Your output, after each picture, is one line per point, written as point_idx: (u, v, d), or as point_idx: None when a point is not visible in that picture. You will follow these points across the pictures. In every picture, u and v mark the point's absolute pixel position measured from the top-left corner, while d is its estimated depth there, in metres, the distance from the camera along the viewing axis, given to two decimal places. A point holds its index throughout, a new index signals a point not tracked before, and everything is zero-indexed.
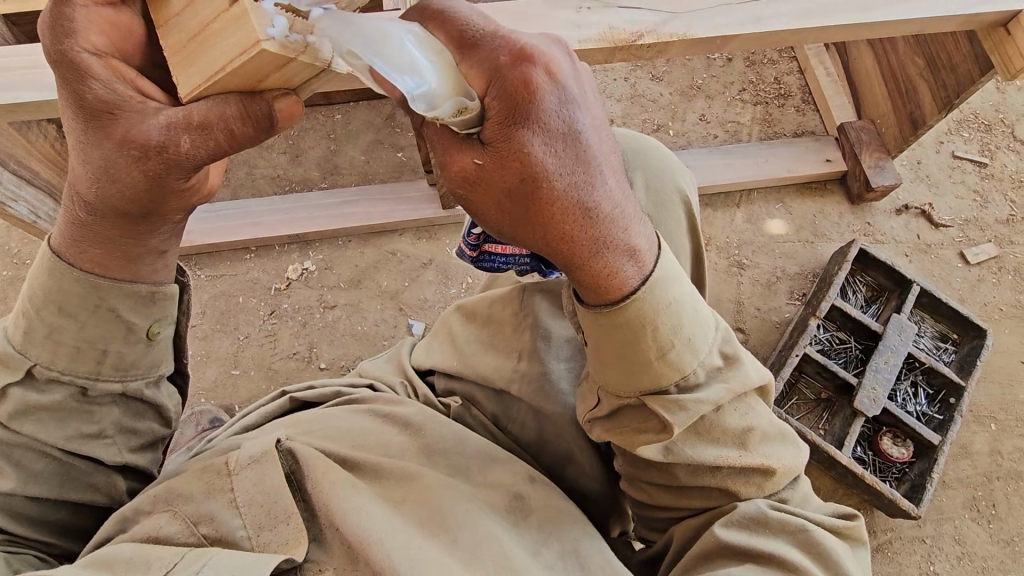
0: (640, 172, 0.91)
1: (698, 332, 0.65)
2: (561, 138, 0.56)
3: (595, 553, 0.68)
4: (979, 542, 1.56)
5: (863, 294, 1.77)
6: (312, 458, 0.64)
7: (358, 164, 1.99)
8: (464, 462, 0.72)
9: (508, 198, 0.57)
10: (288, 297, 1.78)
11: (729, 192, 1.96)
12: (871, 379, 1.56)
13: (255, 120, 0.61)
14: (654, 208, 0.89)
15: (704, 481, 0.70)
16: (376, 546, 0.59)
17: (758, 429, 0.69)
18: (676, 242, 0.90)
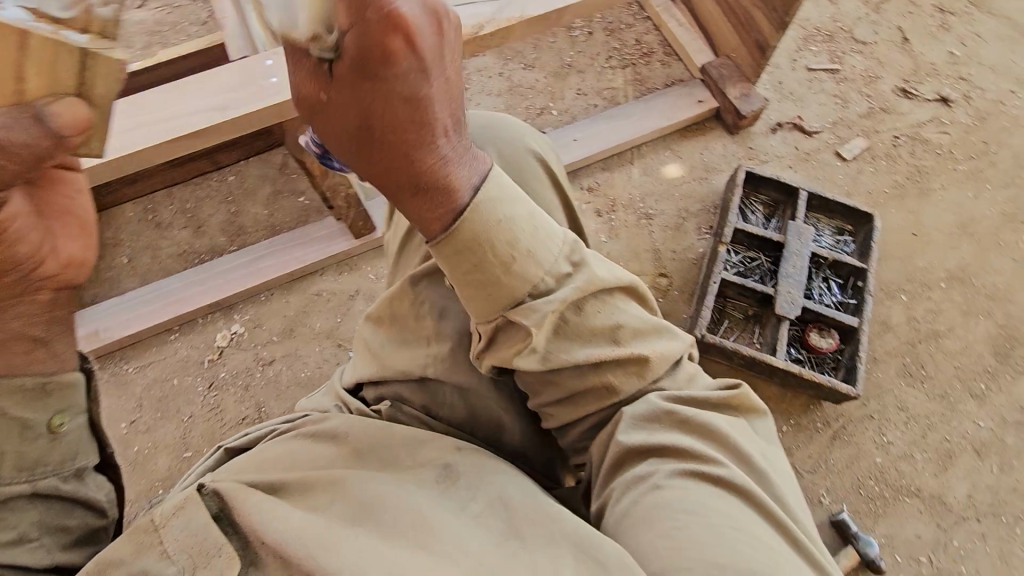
0: (495, 145, 0.96)
1: (539, 245, 0.71)
2: (403, 99, 0.63)
3: (525, 495, 0.72)
4: (918, 402, 1.69)
5: (761, 212, 1.90)
6: (234, 488, 0.66)
7: (262, 219, 1.98)
8: (390, 451, 0.75)
9: (348, 125, 0.64)
10: (223, 365, 1.75)
11: (621, 153, 2.06)
12: (786, 285, 1.67)
13: (31, 124, 0.60)
14: (513, 173, 0.95)
15: (589, 380, 0.78)
16: (297, 547, 0.61)
17: (626, 325, 0.77)
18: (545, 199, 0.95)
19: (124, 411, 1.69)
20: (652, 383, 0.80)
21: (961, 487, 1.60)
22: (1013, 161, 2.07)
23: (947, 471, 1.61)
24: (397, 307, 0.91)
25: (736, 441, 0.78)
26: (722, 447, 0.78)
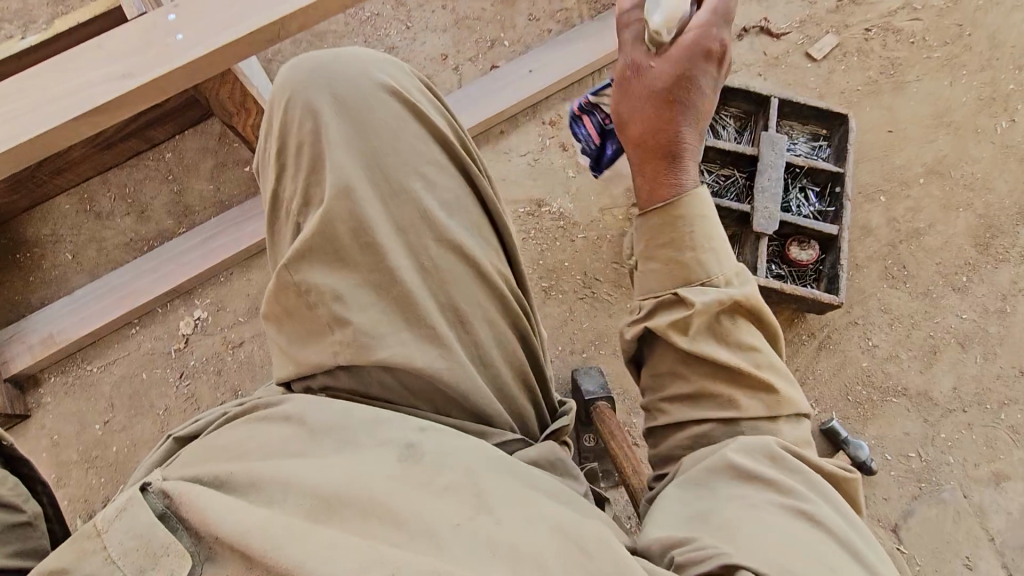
0: (326, 83, 0.83)
1: (726, 254, 0.83)
2: (688, 93, 0.82)
3: (490, 470, 0.70)
4: (902, 303, 1.68)
5: (733, 126, 1.80)
6: (182, 486, 0.61)
7: (209, 195, 1.85)
8: (348, 436, 0.71)
9: (637, 93, 0.84)
10: (192, 353, 1.68)
11: (581, 79, 1.92)
12: (762, 200, 1.60)
13: None
14: (360, 111, 0.83)
15: (717, 381, 0.82)
16: (252, 539, 0.57)
17: (766, 355, 0.83)
18: (405, 134, 0.85)
19: (95, 413, 1.63)
20: (778, 428, 0.81)
21: (946, 381, 1.61)
22: (990, 41, 1.97)
23: (932, 367, 1.62)
24: (284, 303, 0.79)
25: (840, 507, 0.74)
26: (822, 496, 0.74)
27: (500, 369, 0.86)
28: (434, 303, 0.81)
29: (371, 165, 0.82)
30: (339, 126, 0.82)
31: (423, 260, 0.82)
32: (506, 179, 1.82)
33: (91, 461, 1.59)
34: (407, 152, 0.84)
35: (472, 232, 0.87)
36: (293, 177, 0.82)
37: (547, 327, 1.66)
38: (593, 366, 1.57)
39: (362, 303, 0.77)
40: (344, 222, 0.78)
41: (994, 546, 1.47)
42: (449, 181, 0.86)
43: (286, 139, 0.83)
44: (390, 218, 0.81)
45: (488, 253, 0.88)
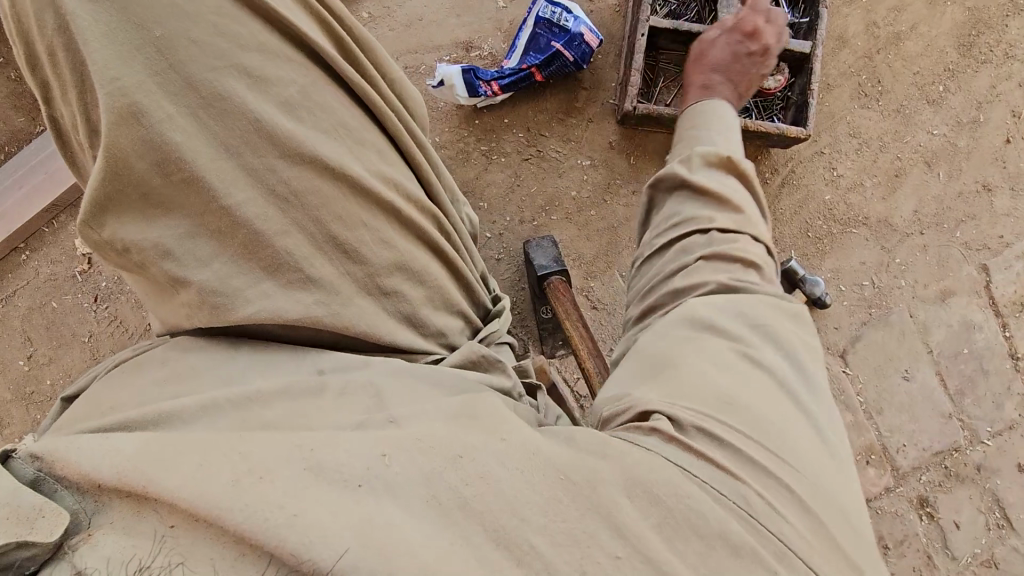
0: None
1: (732, 134, 0.93)
2: (732, 83, 1.06)
3: (385, 381, 0.69)
4: (873, 125, 1.54)
5: None
6: (54, 444, 0.52)
7: None
8: (235, 375, 0.67)
9: (716, 73, 1.07)
10: (100, 273, 1.49)
11: None
12: (727, 19, 1.35)
13: None
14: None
15: (699, 212, 0.84)
16: (138, 475, 0.48)
17: (746, 201, 0.86)
18: (200, 10, 0.62)
19: (14, 349, 1.49)
20: (739, 263, 0.79)
21: (908, 205, 1.55)
22: None
23: (896, 192, 1.55)
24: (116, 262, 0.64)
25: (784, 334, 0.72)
26: (770, 328, 0.72)
27: (406, 292, 0.78)
28: (300, 235, 0.68)
29: (165, 65, 0.60)
30: (101, 16, 0.58)
31: (272, 184, 0.66)
32: (422, 19, 1.49)
33: (29, 397, 1.48)
34: (220, 42, 0.63)
35: (328, 132, 0.72)
36: (64, 97, 0.60)
37: (491, 198, 1.50)
38: (545, 237, 1.44)
39: (202, 257, 0.64)
40: (142, 160, 0.60)
41: (931, 357, 1.56)
42: (282, 68, 0.68)
43: (34, 48, 0.59)
44: (212, 136, 0.63)
45: (357, 155, 0.75)
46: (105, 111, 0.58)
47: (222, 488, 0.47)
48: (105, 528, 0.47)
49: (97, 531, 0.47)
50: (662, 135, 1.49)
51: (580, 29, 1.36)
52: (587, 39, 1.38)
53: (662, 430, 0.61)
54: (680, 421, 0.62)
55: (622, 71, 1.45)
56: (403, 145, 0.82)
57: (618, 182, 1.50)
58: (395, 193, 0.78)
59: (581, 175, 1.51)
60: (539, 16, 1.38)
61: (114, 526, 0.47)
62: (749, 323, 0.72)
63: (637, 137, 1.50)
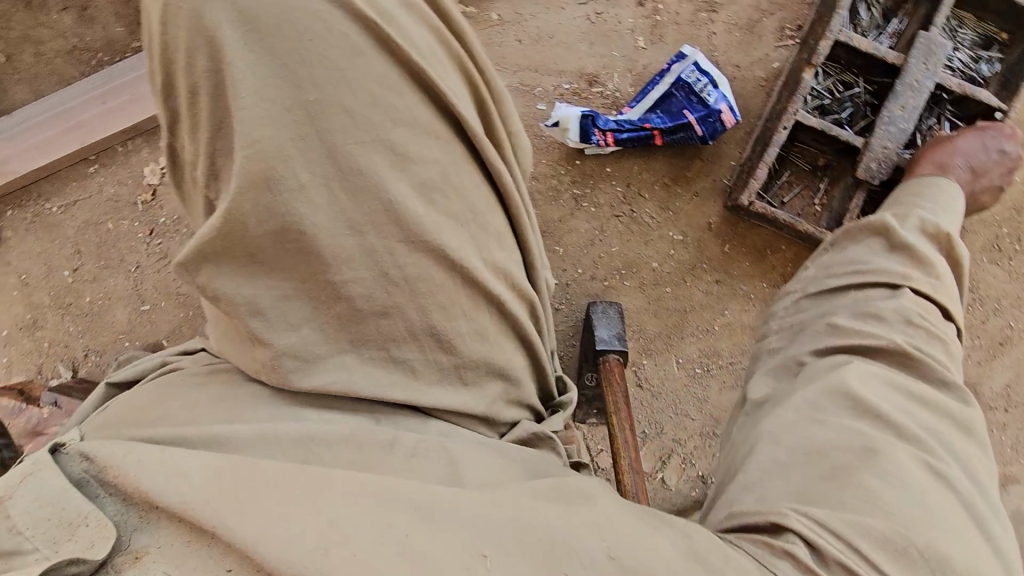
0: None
1: (941, 217, 0.92)
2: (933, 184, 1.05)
3: (464, 446, 0.60)
4: (995, 283, 1.41)
5: (879, 8, 1.30)
6: (104, 450, 0.52)
7: None
8: (291, 409, 0.58)
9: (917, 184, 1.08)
10: (161, 208, 1.46)
11: None
12: (882, 136, 1.21)
13: None
14: (277, 47, 0.48)
15: (888, 266, 0.82)
16: (201, 510, 0.45)
17: (943, 273, 0.82)
18: (362, 76, 0.51)
19: (62, 258, 1.48)
20: (923, 325, 0.75)
21: (1003, 378, 1.41)
22: None
23: (994, 360, 1.41)
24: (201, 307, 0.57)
25: (942, 455, 0.63)
26: (926, 441, 0.63)
27: (488, 388, 0.66)
28: (399, 319, 0.57)
29: (310, 129, 0.49)
30: (254, 65, 0.47)
31: (387, 267, 0.54)
32: (552, 37, 1.39)
33: (65, 308, 1.48)
34: (371, 114, 0.52)
35: (457, 217, 0.59)
36: (191, 136, 0.51)
37: (568, 244, 1.40)
38: (611, 302, 1.36)
39: (294, 319, 0.54)
40: (261, 223, 0.50)
41: None
42: (428, 145, 0.56)
43: (172, 66, 0.49)
44: (337, 214, 0.52)
45: (479, 245, 0.61)
46: (237, 173, 0.48)
47: (307, 554, 0.43)
48: (153, 550, 0.50)
49: (144, 555, 0.49)
50: (766, 231, 1.39)
51: (719, 106, 1.27)
52: (723, 118, 1.27)
53: (799, 556, 0.54)
54: (822, 550, 0.54)
55: (749, 153, 1.33)
56: (521, 235, 0.69)
57: (703, 267, 1.40)
58: (502, 283, 0.64)
59: (668, 248, 1.40)
60: (681, 78, 1.29)
61: (156, 554, 0.49)
62: (901, 431, 0.63)
63: (738, 226, 1.39)
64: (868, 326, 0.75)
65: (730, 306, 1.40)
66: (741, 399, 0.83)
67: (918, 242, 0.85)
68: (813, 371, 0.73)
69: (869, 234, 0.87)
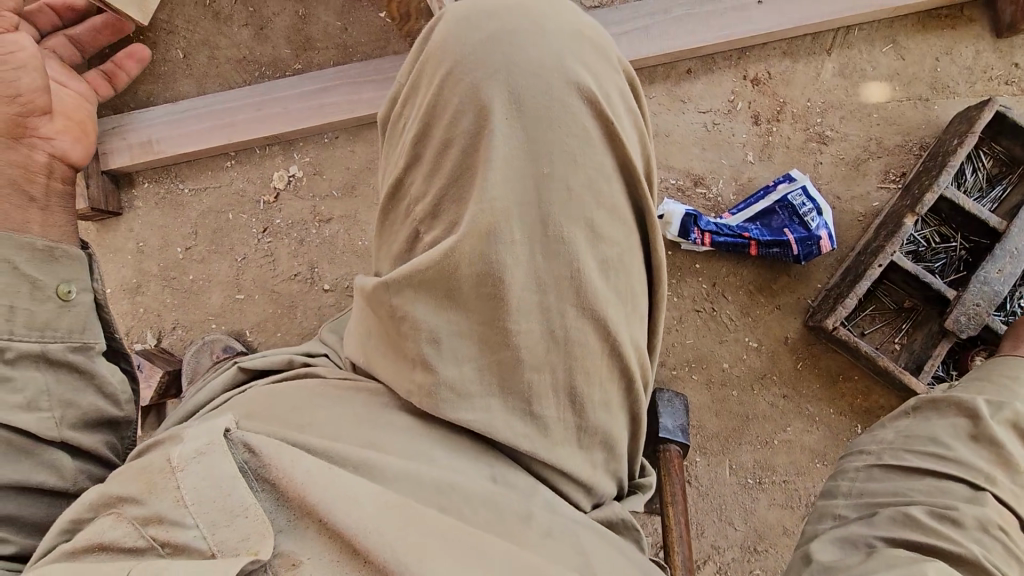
0: (505, 67, 0.58)
1: None
2: None
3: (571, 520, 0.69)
4: None
5: (985, 172, 1.37)
6: (267, 446, 0.60)
7: (335, 32, 1.60)
8: (429, 448, 0.68)
9: None
10: (279, 210, 1.58)
11: (820, 33, 1.45)
12: (977, 294, 1.24)
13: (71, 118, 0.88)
14: (531, 126, 0.59)
15: (973, 458, 0.77)
16: (370, 540, 0.55)
17: None
18: (588, 163, 0.61)
19: (180, 235, 1.60)
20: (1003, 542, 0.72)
21: None
22: None
23: None
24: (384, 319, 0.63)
25: None
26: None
27: (596, 453, 0.71)
28: (548, 375, 0.63)
29: (533, 195, 0.59)
30: (511, 142, 0.58)
31: (555, 327, 0.61)
32: (669, 136, 1.48)
33: (169, 281, 1.59)
34: (584, 192, 0.61)
35: (619, 294, 0.65)
36: (422, 175, 0.61)
37: None
38: (677, 394, 1.35)
39: (461, 356, 0.60)
40: (471, 267, 0.58)
41: None
42: (617, 230, 0.64)
43: (435, 120, 0.60)
44: (533, 272, 0.59)
45: (629, 321, 0.67)
46: (467, 224, 0.57)
47: None
48: (307, 560, 0.56)
49: (300, 563, 0.56)
50: (840, 358, 1.41)
51: (819, 233, 1.34)
52: (820, 244, 1.35)
53: None
54: None
55: (838, 281, 1.38)
56: (654, 323, 0.73)
57: (772, 378, 1.42)
58: (636, 361, 0.70)
59: (741, 352, 1.43)
60: (787, 198, 1.37)
61: (308, 562, 0.56)
62: None
63: (813, 347, 1.42)
64: (946, 525, 0.73)
65: (791, 423, 1.41)
66: (800, 557, 0.79)
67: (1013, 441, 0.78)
68: (886, 554, 0.71)
69: (956, 411, 0.82)
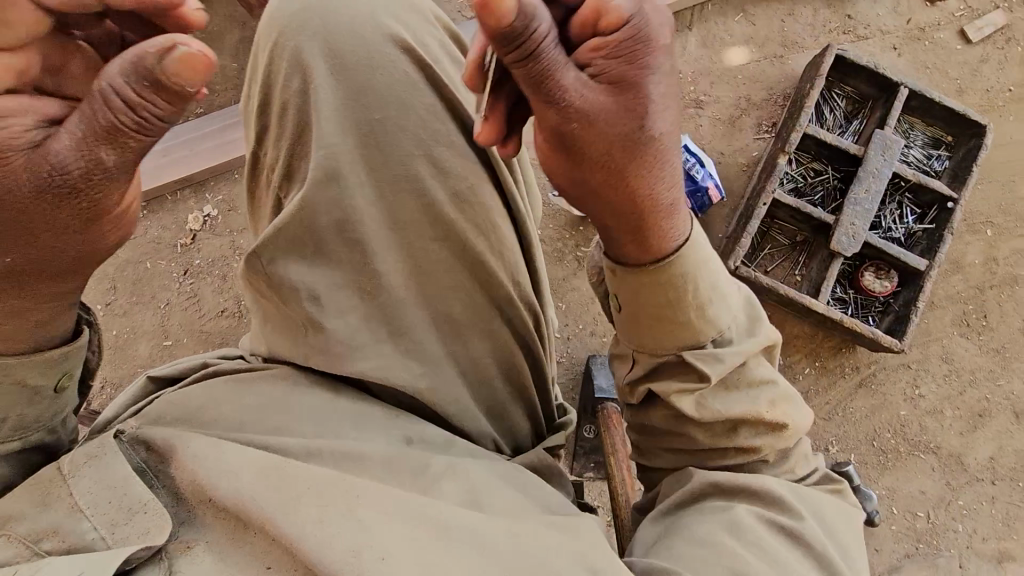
0: (321, 30, 0.66)
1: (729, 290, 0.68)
2: (626, 182, 0.59)
3: (487, 468, 0.69)
4: (968, 356, 1.49)
5: (842, 109, 1.52)
6: (159, 440, 0.63)
7: (231, 72, 1.65)
8: (335, 422, 0.70)
9: (607, 183, 0.59)
10: (198, 251, 1.59)
11: (678, 11, 1.60)
12: (850, 214, 1.37)
13: (105, 182, 0.47)
14: (354, 78, 0.66)
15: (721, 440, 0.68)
16: (255, 506, 0.57)
17: (777, 382, 0.70)
18: (415, 103, 0.68)
19: (98, 292, 1.58)
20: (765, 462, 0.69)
21: (985, 450, 1.46)
22: None
23: (974, 432, 1.47)
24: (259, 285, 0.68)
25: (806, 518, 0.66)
26: (830, 552, 0.64)
27: (494, 385, 0.76)
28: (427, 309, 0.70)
29: (373, 141, 0.67)
30: (341, 99, 0.66)
31: (420, 260, 0.69)
32: None
33: None
34: (417, 130, 0.68)
35: (478, 226, 0.70)
36: (276, 141, 0.69)
37: (571, 301, 1.52)
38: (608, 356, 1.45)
39: (342, 306, 0.66)
40: (327, 214, 0.65)
41: None
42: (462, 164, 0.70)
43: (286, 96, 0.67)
44: (387, 211, 0.68)
45: (495, 252, 0.71)
46: (313, 169, 0.65)
47: (344, 556, 0.54)
48: (201, 543, 0.58)
49: (193, 546, 0.58)
50: None
51: (706, 183, 1.45)
52: (710, 194, 1.46)
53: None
54: None
55: (732, 227, 1.48)
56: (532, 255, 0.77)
57: None
58: (515, 292, 0.73)
59: None
60: None
61: (203, 546, 0.58)
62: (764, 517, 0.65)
63: None
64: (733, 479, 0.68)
65: None
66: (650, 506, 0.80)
67: (729, 398, 0.67)
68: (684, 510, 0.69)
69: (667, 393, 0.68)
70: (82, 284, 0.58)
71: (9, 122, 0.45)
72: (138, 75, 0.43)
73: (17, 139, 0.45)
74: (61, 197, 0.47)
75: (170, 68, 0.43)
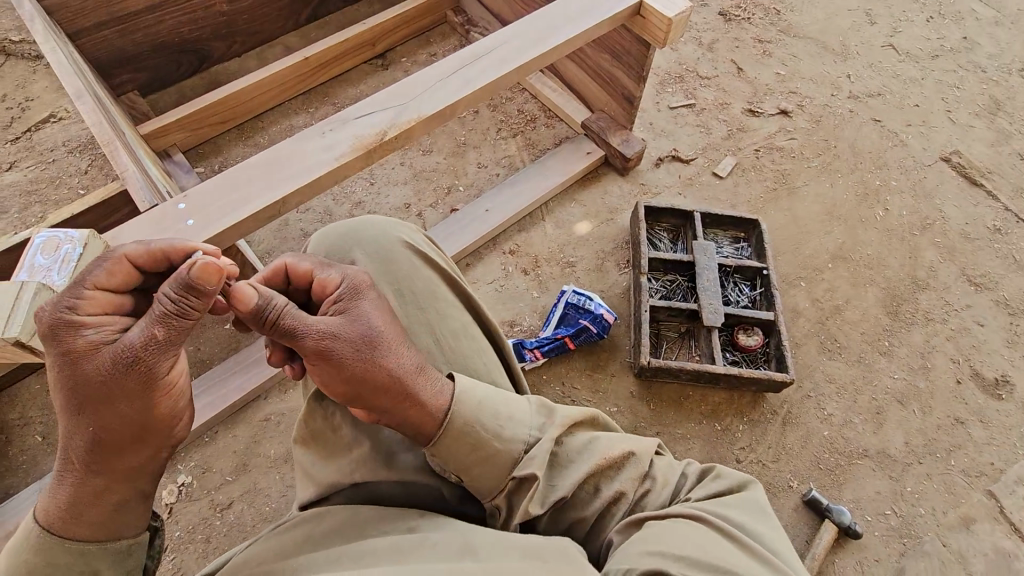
0: (354, 248, 1.06)
1: (515, 410, 0.90)
2: (372, 348, 0.82)
3: (484, 533, 0.79)
4: (843, 372, 1.88)
5: (667, 238, 2.11)
6: None
7: (188, 355, 1.85)
8: (357, 531, 0.82)
9: (361, 349, 0.81)
10: (176, 523, 1.61)
11: (532, 211, 2.19)
12: (706, 298, 1.84)
13: (146, 364, 0.73)
14: (380, 271, 1.04)
15: (595, 504, 0.90)
16: None
17: (600, 439, 0.93)
18: (421, 272, 1.06)
19: None
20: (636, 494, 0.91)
21: (898, 438, 1.77)
22: (851, 150, 2.45)
23: (883, 427, 1.78)
24: (312, 427, 0.95)
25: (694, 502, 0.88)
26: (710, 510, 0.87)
27: None
28: None
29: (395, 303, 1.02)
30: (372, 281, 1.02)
31: None
32: None
33: None
34: (423, 290, 1.04)
35: (474, 342, 1.04)
36: None
37: None
38: None
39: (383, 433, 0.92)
40: None
41: None
42: (456, 307, 1.06)
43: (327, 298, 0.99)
44: None
45: (487, 357, 1.04)
46: None
47: None
48: None
49: None
50: (673, 385, 1.82)
51: (600, 311, 1.84)
52: (606, 317, 1.84)
53: None
54: None
55: (632, 336, 1.87)
56: (511, 361, 1.12)
57: (642, 425, 1.77)
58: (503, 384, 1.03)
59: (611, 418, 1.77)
60: (569, 301, 1.88)
61: None
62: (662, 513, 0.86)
63: (652, 387, 1.82)
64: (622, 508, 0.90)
65: (676, 449, 1.73)
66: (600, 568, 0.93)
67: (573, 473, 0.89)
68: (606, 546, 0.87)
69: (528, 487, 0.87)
70: (128, 463, 0.78)
71: (103, 329, 0.74)
72: (181, 285, 0.72)
73: (104, 339, 0.73)
74: (122, 368, 0.72)
75: (197, 274, 0.71)
